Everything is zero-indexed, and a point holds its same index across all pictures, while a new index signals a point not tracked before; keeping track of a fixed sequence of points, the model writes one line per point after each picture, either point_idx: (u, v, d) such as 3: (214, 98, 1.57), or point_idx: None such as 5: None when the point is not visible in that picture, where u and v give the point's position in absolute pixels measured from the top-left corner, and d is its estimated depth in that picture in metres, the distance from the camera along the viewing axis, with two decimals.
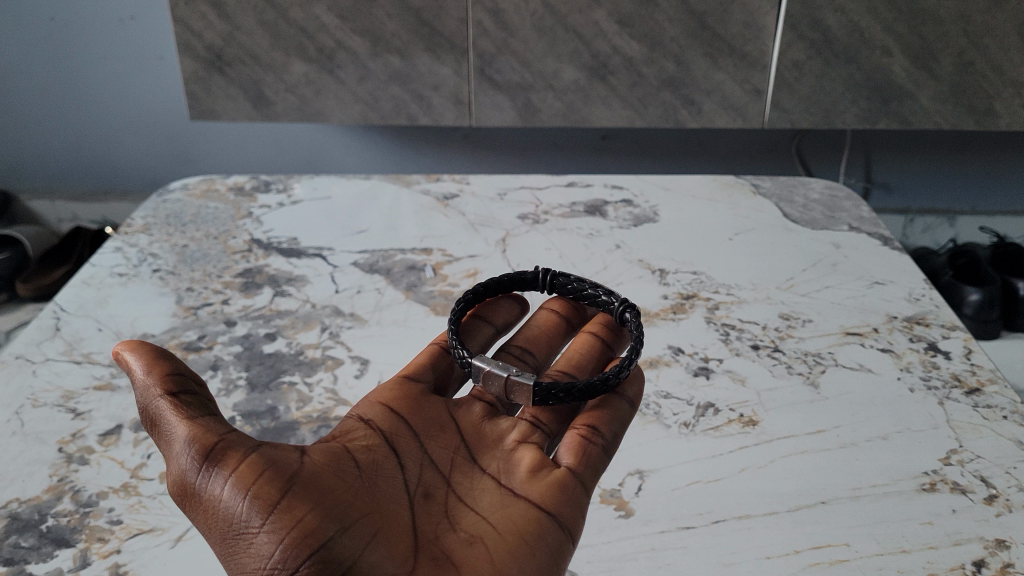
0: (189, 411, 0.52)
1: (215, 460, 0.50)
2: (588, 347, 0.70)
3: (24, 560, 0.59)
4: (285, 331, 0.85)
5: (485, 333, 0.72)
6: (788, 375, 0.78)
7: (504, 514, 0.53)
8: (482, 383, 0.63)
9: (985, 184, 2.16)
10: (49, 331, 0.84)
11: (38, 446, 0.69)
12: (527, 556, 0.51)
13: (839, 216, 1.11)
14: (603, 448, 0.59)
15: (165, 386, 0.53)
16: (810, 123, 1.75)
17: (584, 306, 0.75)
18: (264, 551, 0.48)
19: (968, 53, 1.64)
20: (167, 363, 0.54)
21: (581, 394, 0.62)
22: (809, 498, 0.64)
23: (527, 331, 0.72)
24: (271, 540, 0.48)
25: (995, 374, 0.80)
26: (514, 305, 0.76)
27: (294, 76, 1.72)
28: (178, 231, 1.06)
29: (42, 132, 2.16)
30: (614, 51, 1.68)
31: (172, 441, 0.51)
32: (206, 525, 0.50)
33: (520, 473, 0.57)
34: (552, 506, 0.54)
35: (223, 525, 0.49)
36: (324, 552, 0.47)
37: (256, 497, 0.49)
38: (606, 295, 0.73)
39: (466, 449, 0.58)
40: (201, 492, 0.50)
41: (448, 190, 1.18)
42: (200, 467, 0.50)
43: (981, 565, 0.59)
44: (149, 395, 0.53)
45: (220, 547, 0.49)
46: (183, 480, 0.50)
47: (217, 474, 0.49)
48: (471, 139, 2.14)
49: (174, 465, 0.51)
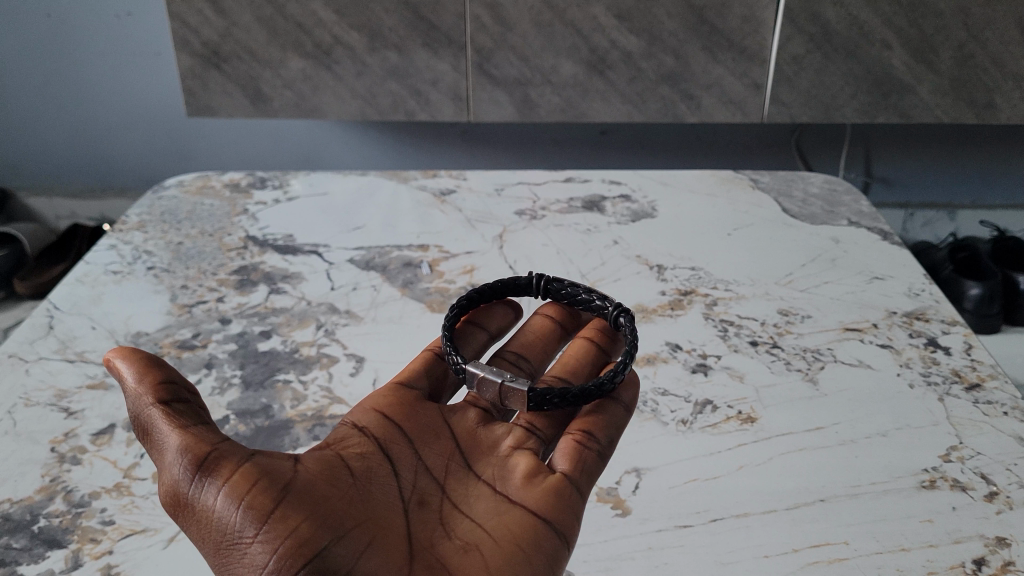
0: (182, 420, 0.52)
1: (209, 469, 0.49)
2: (583, 352, 0.69)
3: (15, 561, 0.58)
4: (280, 328, 0.84)
5: (480, 340, 0.72)
6: (787, 371, 0.78)
7: (500, 520, 0.53)
8: (476, 390, 0.63)
9: (985, 178, 2.15)
10: (43, 330, 0.84)
11: (31, 446, 0.68)
12: (525, 563, 0.50)
13: (838, 211, 1.10)
14: (598, 454, 0.58)
15: (158, 394, 0.52)
16: (809, 117, 1.75)
17: (579, 311, 0.74)
18: (259, 560, 0.47)
19: (968, 46, 1.63)
20: (159, 371, 0.54)
21: (576, 400, 0.61)
22: (808, 496, 0.64)
23: (522, 337, 0.71)
24: (265, 550, 0.47)
25: (995, 369, 0.79)
26: (507, 310, 0.75)
27: (291, 71, 1.71)
28: (173, 228, 1.05)
29: (39, 128, 2.16)
30: (613, 45, 1.67)
31: (164, 451, 0.50)
32: (199, 535, 0.49)
33: (515, 479, 0.56)
34: (548, 512, 0.53)
35: (217, 535, 0.48)
36: (319, 561, 0.47)
37: (250, 507, 0.48)
38: (600, 299, 0.73)
39: (460, 455, 0.58)
40: (194, 503, 0.49)
41: (445, 186, 1.17)
42: (194, 477, 0.49)
43: (981, 563, 0.58)
44: (141, 404, 0.52)
45: (214, 557, 0.49)
46: (175, 490, 0.49)
47: (209, 485, 0.49)
48: (469, 134, 2.13)
49: (167, 476, 0.50)
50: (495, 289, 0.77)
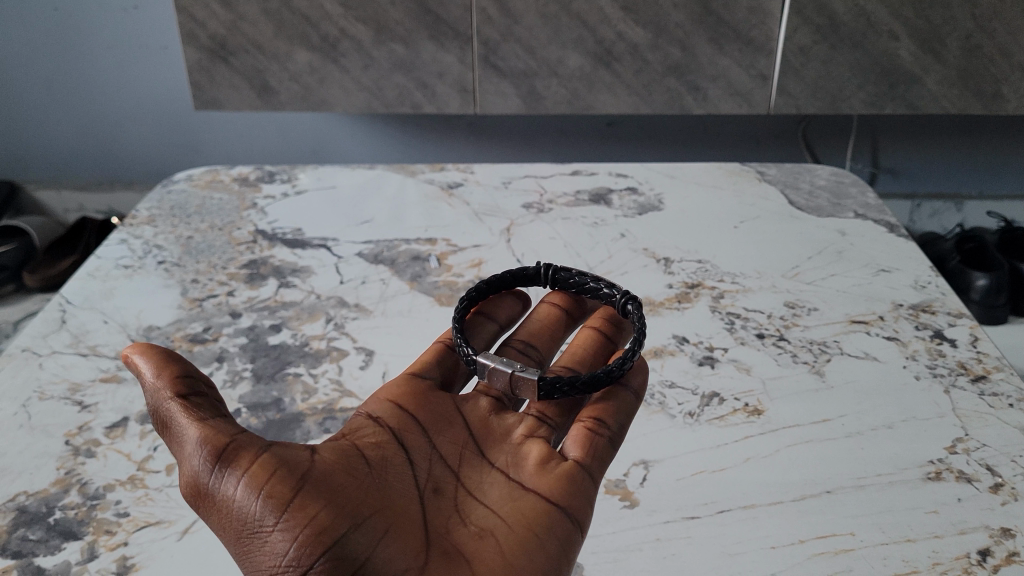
0: (200, 413, 0.52)
1: (227, 461, 0.50)
2: (589, 342, 0.70)
3: (32, 552, 0.59)
4: (290, 322, 0.85)
5: (490, 331, 0.72)
6: (794, 364, 0.78)
7: (514, 506, 0.53)
8: (487, 380, 0.64)
9: (992, 170, 2.15)
10: (55, 324, 0.85)
11: (45, 439, 0.69)
12: (542, 545, 0.51)
13: (845, 203, 1.10)
14: (610, 440, 0.59)
15: (178, 387, 0.53)
16: (817, 108, 1.74)
17: (585, 298, 0.75)
18: (278, 548, 0.47)
19: (976, 37, 1.63)
20: (176, 365, 0.54)
21: (585, 388, 0.62)
22: (814, 488, 0.64)
23: (529, 327, 0.72)
24: (285, 538, 0.47)
25: (1001, 361, 0.79)
26: (516, 301, 0.76)
27: (298, 64, 1.71)
28: (183, 222, 1.06)
29: (48, 122, 2.17)
30: (618, 37, 1.68)
31: (184, 443, 0.51)
32: (219, 526, 0.50)
33: (529, 466, 0.57)
34: (561, 498, 0.54)
35: (237, 525, 0.49)
36: (337, 547, 0.48)
37: (270, 497, 0.48)
38: (608, 287, 0.73)
39: (474, 443, 0.59)
40: (215, 494, 0.50)
41: (452, 179, 1.17)
42: (213, 468, 0.50)
43: (986, 554, 0.59)
44: (159, 398, 0.53)
45: (234, 546, 0.49)
46: (195, 481, 0.50)
47: (229, 476, 0.49)
48: (475, 126, 2.13)
49: (187, 468, 0.51)
50: (503, 281, 0.78)
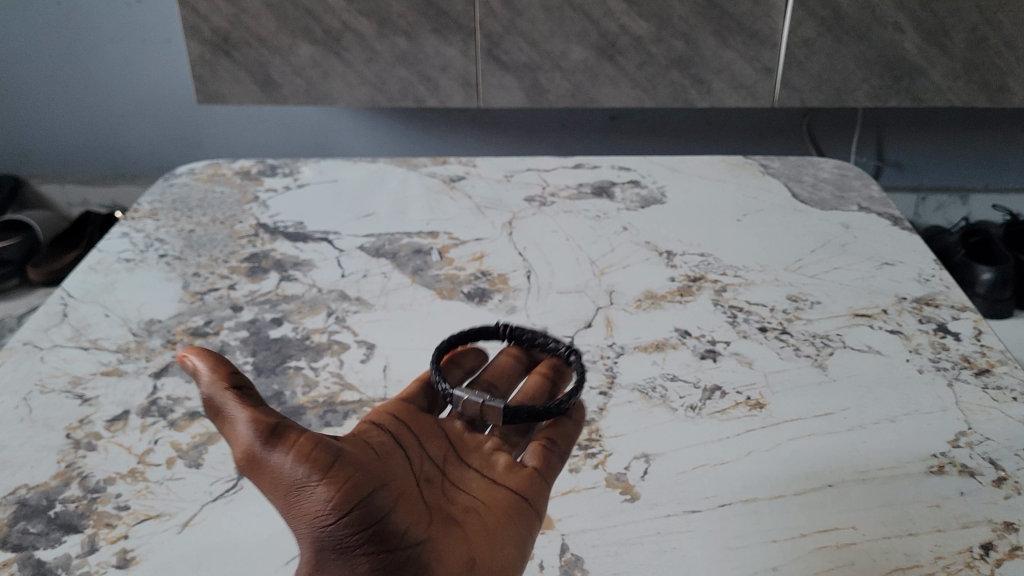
0: (253, 398, 0.51)
1: (285, 427, 0.48)
2: (539, 384, 0.69)
3: (33, 545, 0.59)
4: (291, 315, 0.85)
5: (456, 377, 0.69)
6: (796, 357, 0.78)
7: (492, 500, 0.55)
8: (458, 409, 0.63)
9: (996, 162, 2.14)
10: (56, 317, 0.85)
11: (46, 432, 0.69)
12: (518, 534, 0.53)
13: (848, 196, 1.10)
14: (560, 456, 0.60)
15: (230, 376, 0.52)
16: (821, 101, 1.73)
17: (534, 353, 0.74)
18: (323, 499, 0.47)
19: (981, 29, 1.62)
20: (228, 363, 0.53)
21: (535, 416, 0.62)
22: (816, 482, 0.64)
23: (484, 372, 0.70)
24: (332, 490, 0.47)
25: (1006, 355, 0.79)
26: (479, 355, 0.73)
27: (301, 58, 1.71)
28: (185, 216, 1.06)
29: (51, 116, 2.17)
30: (622, 30, 1.67)
31: (237, 416, 0.49)
32: (270, 480, 0.48)
33: (499, 468, 0.58)
34: (531, 495, 0.56)
35: (289, 479, 0.47)
36: (371, 504, 0.47)
37: (325, 454, 0.47)
38: (555, 342, 0.74)
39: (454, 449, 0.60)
40: (267, 453, 0.48)
41: (454, 172, 1.17)
42: (267, 435, 0.48)
43: (989, 548, 0.58)
44: (211, 386, 0.51)
45: (281, 499, 0.48)
46: (251, 442, 0.48)
47: (287, 435, 0.48)
48: (478, 120, 2.13)
49: (237, 441, 0.48)
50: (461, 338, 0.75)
